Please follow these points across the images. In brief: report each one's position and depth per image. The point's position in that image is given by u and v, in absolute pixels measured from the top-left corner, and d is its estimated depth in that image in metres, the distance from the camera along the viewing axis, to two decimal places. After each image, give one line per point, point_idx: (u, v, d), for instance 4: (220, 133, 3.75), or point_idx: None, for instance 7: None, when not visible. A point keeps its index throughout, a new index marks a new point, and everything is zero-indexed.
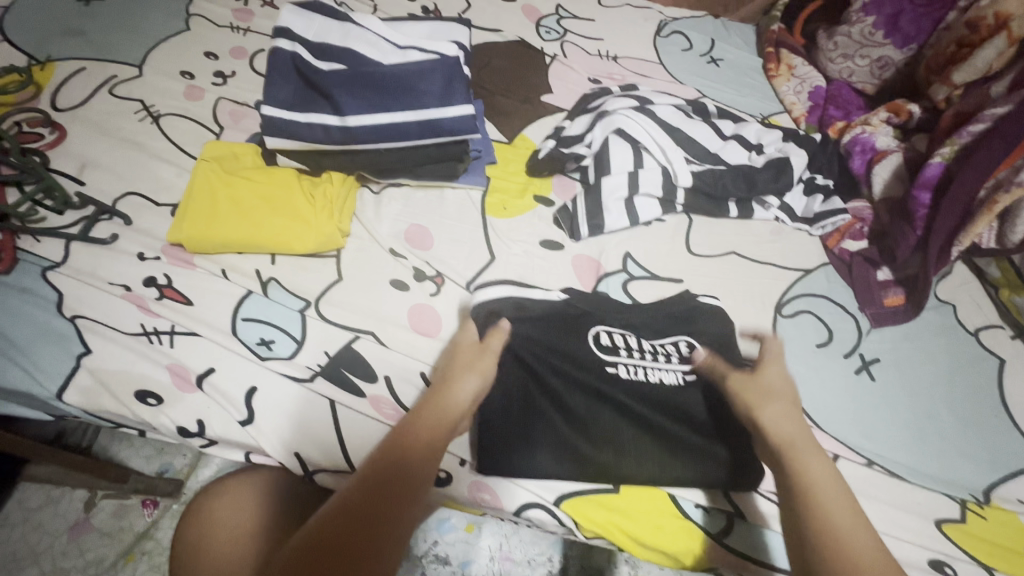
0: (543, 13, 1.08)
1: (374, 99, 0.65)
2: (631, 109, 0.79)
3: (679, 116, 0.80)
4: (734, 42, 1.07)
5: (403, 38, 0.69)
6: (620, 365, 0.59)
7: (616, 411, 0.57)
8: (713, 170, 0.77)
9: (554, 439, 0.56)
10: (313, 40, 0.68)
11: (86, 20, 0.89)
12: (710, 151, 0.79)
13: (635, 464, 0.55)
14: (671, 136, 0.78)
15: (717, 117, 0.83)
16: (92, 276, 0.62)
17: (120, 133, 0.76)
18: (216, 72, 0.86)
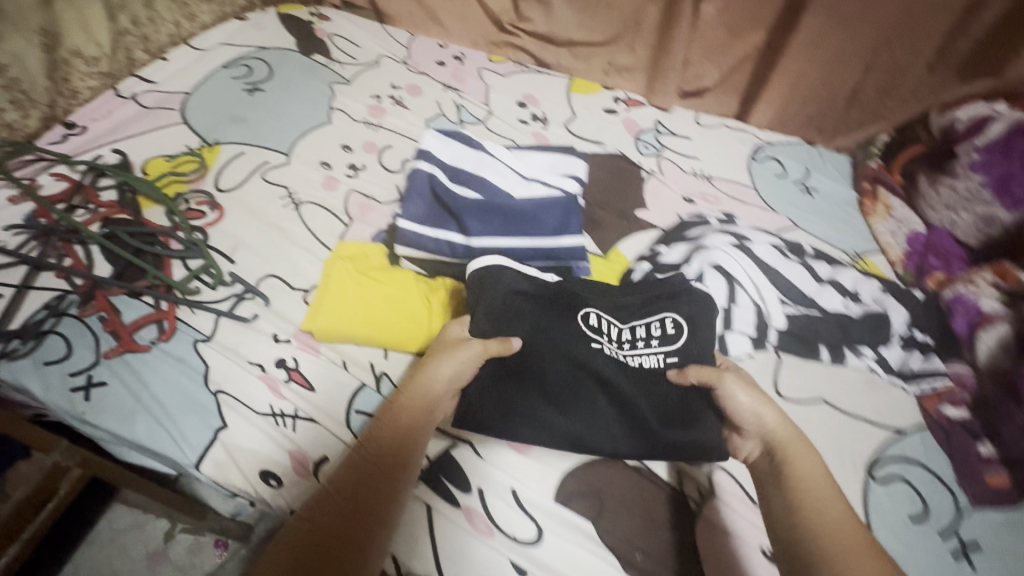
0: (642, 127, 1.16)
1: (498, 224, 0.74)
2: (730, 246, 0.82)
3: (775, 255, 0.83)
4: (829, 174, 1.10)
5: (528, 170, 0.81)
6: (603, 345, 0.66)
7: (597, 382, 0.64)
8: (806, 314, 0.79)
9: (530, 407, 0.63)
10: (449, 162, 0.80)
11: (249, 109, 1.04)
12: (805, 293, 0.81)
13: (602, 437, 0.63)
14: (766, 275, 0.81)
15: (812, 257, 0.85)
16: (234, 352, 0.70)
17: (267, 216, 0.87)
18: (350, 165, 0.98)
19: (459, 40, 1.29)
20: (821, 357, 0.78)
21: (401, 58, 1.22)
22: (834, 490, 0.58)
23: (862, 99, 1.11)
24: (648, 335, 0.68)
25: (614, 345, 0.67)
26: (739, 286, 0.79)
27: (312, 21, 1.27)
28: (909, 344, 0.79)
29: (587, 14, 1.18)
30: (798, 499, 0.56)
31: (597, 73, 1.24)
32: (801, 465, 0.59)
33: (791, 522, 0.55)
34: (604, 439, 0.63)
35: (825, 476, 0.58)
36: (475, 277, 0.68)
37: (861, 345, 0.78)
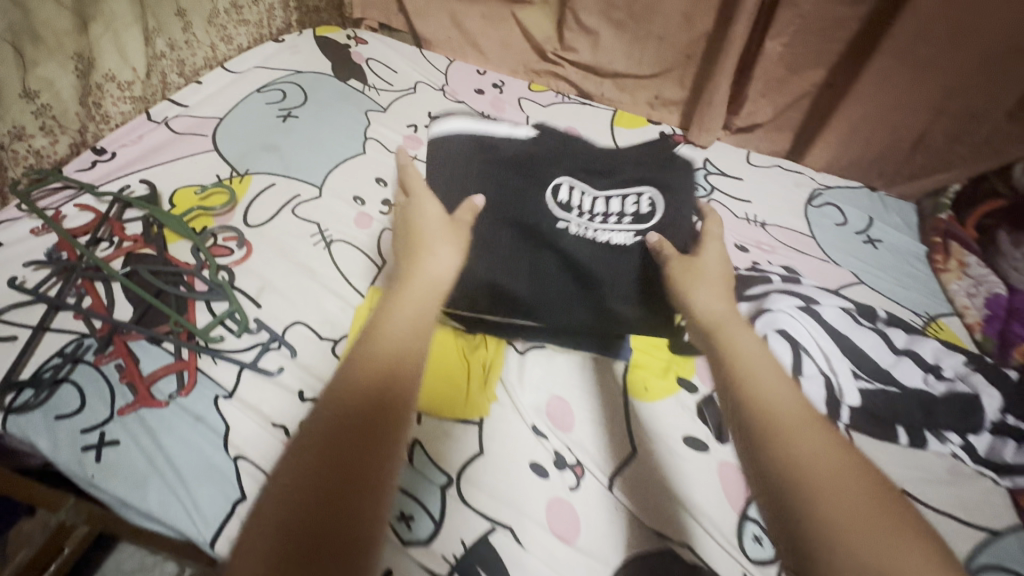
0: (690, 165, 1.09)
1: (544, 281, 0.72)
2: (796, 308, 0.75)
3: (845, 320, 0.75)
4: (894, 223, 1.02)
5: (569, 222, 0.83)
6: (571, 222, 0.73)
7: (553, 254, 0.73)
8: (882, 390, 0.71)
9: (487, 274, 0.70)
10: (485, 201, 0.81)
11: (281, 136, 1.00)
12: (880, 365, 0.73)
13: (555, 313, 0.71)
14: (836, 343, 0.73)
15: (885, 321, 0.78)
16: (257, 410, 0.65)
17: (296, 255, 0.82)
18: (384, 200, 0.93)
19: (497, 66, 1.25)
20: (899, 440, 0.70)
21: (438, 85, 1.18)
22: (788, 391, 0.51)
23: (928, 143, 1.04)
24: (624, 212, 0.74)
25: (584, 220, 0.74)
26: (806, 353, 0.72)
27: (348, 44, 1.24)
28: (1001, 430, 0.70)
29: (636, 45, 1.12)
30: (739, 385, 0.52)
31: (642, 106, 1.18)
32: (748, 366, 0.54)
33: (739, 404, 0.51)
34: (559, 314, 0.71)
35: (763, 351, 0.57)
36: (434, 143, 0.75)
37: (946, 429, 0.70)
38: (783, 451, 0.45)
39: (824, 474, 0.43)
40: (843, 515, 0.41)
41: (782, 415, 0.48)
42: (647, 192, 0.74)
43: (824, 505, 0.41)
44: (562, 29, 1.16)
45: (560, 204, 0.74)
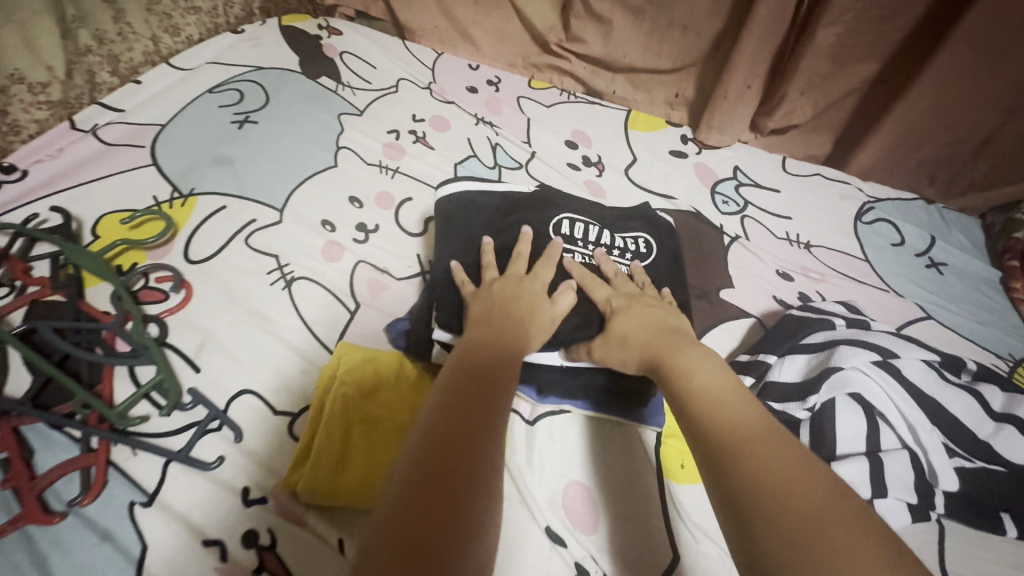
0: (718, 175, 0.94)
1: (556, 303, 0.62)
2: (871, 365, 0.60)
3: (931, 378, 0.61)
4: (957, 242, 0.88)
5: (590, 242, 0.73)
6: (576, 253, 0.67)
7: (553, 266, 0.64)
8: (984, 471, 0.58)
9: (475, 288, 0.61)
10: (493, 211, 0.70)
11: (236, 147, 0.83)
12: (974, 434, 0.59)
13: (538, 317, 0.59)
14: (921, 409, 0.60)
15: (972, 373, 0.64)
16: (187, 520, 0.49)
17: (249, 299, 0.66)
18: (359, 226, 0.77)
19: (493, 60, 1.09)
20: (1006, 533, 0.56)
21: (425, 83, 1.02)
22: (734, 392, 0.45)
23: (994, 147, 0.91)
24: (623, 248, 0.69)
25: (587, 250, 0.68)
26: (885, 414, 0.59)
27: (320, 36, 1.07)
28: None
29: (657, 36, 0.96)
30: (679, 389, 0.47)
31: (660, 106, 1.03)
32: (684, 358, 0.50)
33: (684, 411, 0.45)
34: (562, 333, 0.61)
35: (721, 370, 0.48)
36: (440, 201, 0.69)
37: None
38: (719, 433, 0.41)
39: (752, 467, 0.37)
40: (790, 507, 0.34)
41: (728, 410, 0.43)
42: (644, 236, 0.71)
43: (758, 482, 0.36)
44: (568, 17, 1.00)
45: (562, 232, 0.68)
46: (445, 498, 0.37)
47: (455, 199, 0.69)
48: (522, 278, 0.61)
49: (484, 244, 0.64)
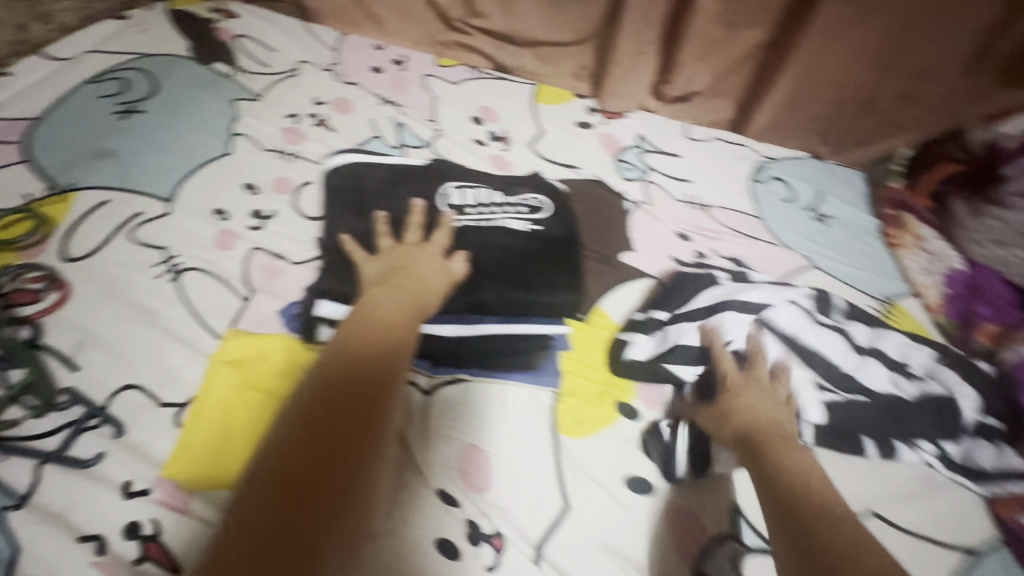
0: (623, 144, 0.96)
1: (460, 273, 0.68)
2: (744, 316, 0.67)
3: (803, 323, 0.67)
4: (843, 194, 0.92)
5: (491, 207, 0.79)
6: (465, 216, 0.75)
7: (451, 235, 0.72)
8: (847, 403, 0.63)
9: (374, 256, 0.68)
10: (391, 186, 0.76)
11: (119, 138, 0.80)
12: (840, 369, 0.64)
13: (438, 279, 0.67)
14: (794, 352, 0.65)
15: (845, 314, 0.69)
16: (62, 520, 0.48)
17: (132, 294, 0.64)
18: (253, 212, 0.75)
19: (399, 38, 1.07)
20: (866, 453, 0.61)
21: (326, 65, 0.99)
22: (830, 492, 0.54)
23: (879, 105, 0.93)
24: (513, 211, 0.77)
25: (478, 207, 0.77)
26: (756, 356, 0.65)
27: (212, 19, 1.02)
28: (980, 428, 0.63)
29: (555, 8, 0.96)
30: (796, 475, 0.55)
31: (567, 78, 1.04)
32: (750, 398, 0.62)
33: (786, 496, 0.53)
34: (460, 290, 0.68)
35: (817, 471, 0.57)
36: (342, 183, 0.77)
37: (915, 435, 0.62)
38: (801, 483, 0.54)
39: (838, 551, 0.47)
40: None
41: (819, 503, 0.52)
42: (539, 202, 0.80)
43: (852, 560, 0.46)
44: None
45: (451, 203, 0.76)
46: (343, 450, 0.44)
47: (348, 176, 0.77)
48: (424, 248, 0.69)
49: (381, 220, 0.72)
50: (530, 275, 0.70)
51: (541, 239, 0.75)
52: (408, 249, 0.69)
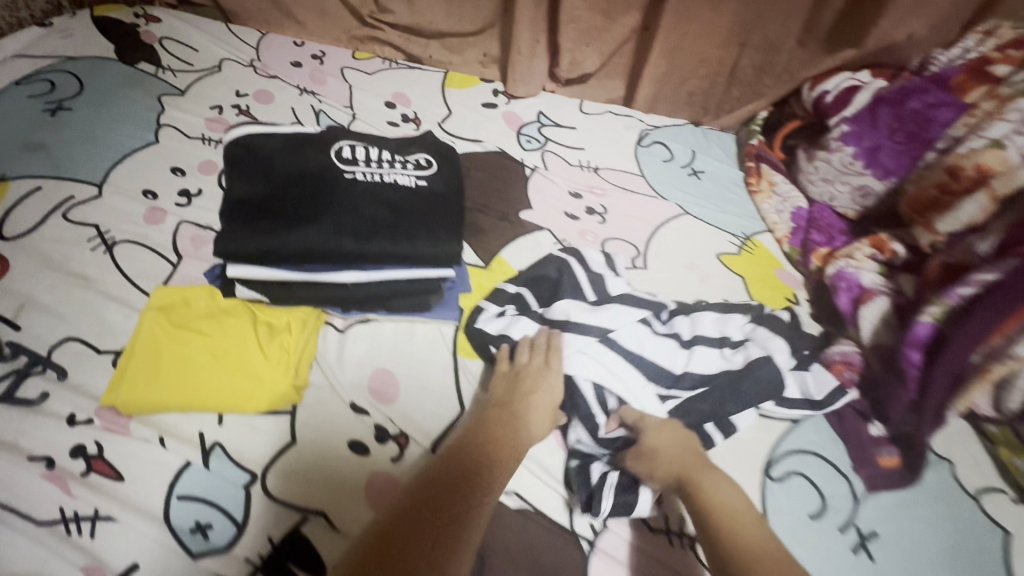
0: (524, 120, 1.08)
1: (342, 226, 0.63)
2: (585, 334, 0.68)
3: (639, 335, 0.69)
4: (715, 154, 1.06)
5: (378, 159, 0.70)
6: (356, 171, 0.68)
7: (338, 189, 0.66)
8: (693, 398, 0.66)
9: (263, 206, 0.64)
10: (270, 145, 0.69)
11: (49, 133, 0.86)
12: (671, 370, 0.67)
13: (322, 237, 0.62)
14: (632, 365, 0.66)
15: (674, 313, 0.73)
16: (13, 446, 0.56)
17: (68, 264, 0.71)
18: (181, 192, 0.83)
19: (318, 37, 1.16)
20: (713, 442, 0.65)
21: (248, 61, 1.08)
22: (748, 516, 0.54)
23: (740, 76, 1.07)
24: (406, 162, 0.71)
25: (371, 166, 0.69)
26: (597, 365, 0.66)
27: (137, 24, 1.09)
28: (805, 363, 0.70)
29: (454, 3, 1.08)
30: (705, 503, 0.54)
31: (473, 65, 1.15)
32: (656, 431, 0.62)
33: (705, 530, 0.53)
34: (343, 243, 0.63)
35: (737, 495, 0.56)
36: (231, 146, 0.68)
37: (752, 406, 0.66)
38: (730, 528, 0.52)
39: None
40: None
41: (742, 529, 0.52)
42: (425, 155, 0.73)
43: None
44: None
45: (343, 157, 0.69)
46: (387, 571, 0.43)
47: (239, 142, 0.69)
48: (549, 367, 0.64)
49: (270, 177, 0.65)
50: (417, 228, 0.65)
51: (431, 191, 0.69)
52: (530, 372, 0.64)
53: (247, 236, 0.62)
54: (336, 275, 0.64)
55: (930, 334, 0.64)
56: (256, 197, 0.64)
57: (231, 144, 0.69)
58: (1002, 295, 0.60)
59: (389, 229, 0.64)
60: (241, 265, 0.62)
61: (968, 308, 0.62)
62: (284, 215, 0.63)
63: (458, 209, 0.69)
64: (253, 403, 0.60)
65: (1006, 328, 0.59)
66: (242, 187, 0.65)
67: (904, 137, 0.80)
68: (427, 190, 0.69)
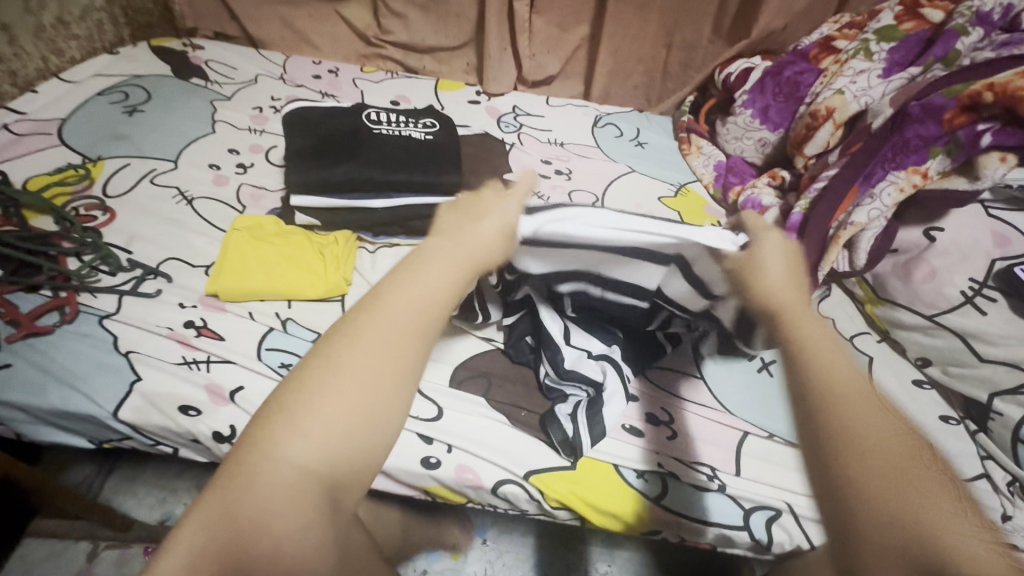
0: (502, 111, 1.35)
1: (375, 163, 0.87)
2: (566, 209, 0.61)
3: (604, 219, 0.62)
4: (655, 130, 1.34)
5: (396, 122, 0.95)
6: (381, 129, 0.93)
7: (369, 139, 0.90)
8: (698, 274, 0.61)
9: (316, 154, 0.88)
10: (315, 113, 0.93)
11: (130, 127, 1.10)
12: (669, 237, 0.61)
13: (361, 171, 0.86)
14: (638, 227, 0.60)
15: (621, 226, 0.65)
16: (142, 320, 0.76)
17: (160, 213, 0.93)
18: (238, 164, 1.06)
19: (332, 57, 1.44)
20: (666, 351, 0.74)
21: (278, 76, 1.34)
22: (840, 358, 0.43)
23: (670, 71, 1.37)
24: (416, 123, 0.96)
25: (391, 125, 0.94)
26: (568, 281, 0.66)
27: (186, 50, 1.35)
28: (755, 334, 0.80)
29: (441, 24, 1.37)
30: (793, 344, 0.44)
31: (459, 73, 1.43)
32: (757, 263, 0.52)
33: (793, 364, 0.43)
34: (375, 173, 0.86)
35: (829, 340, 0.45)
36: (289, 116, 0.93)
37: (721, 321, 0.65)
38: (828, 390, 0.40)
39: (868, 443, 0.38)
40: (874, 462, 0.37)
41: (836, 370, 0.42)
42: (430, 119, 0.98)
43: (857, 440, 0.38)
44: (379, 18, 1.38)
45: (371, 120, 0.94)
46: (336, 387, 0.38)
47: (294, 113, 0.93)
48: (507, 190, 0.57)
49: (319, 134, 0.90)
50: (429, 165, 0.90)
51: (436, 141, 0.94)
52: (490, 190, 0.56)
53: (307, 173, 0.86)
54: (370, 202, 0.88)
55: (800, 220, 0.90)
56: (310, 148, 0.89)
57: (287, 113, 0.93)
58: (839, 183, 0.86)
59: (408, 165, 0.88)
60: (302, 195, 0.86)
61: (820, 197, 0.89)
62: (334, 160, 0.87)
63: (456, 154, 0.93)
64: (313, 288, 0.81)
65: (846, 206, 0.85)
66: (299, 140, 0.89)
67: (784, 98, 1.09)
68: (433, 141, 0.93)
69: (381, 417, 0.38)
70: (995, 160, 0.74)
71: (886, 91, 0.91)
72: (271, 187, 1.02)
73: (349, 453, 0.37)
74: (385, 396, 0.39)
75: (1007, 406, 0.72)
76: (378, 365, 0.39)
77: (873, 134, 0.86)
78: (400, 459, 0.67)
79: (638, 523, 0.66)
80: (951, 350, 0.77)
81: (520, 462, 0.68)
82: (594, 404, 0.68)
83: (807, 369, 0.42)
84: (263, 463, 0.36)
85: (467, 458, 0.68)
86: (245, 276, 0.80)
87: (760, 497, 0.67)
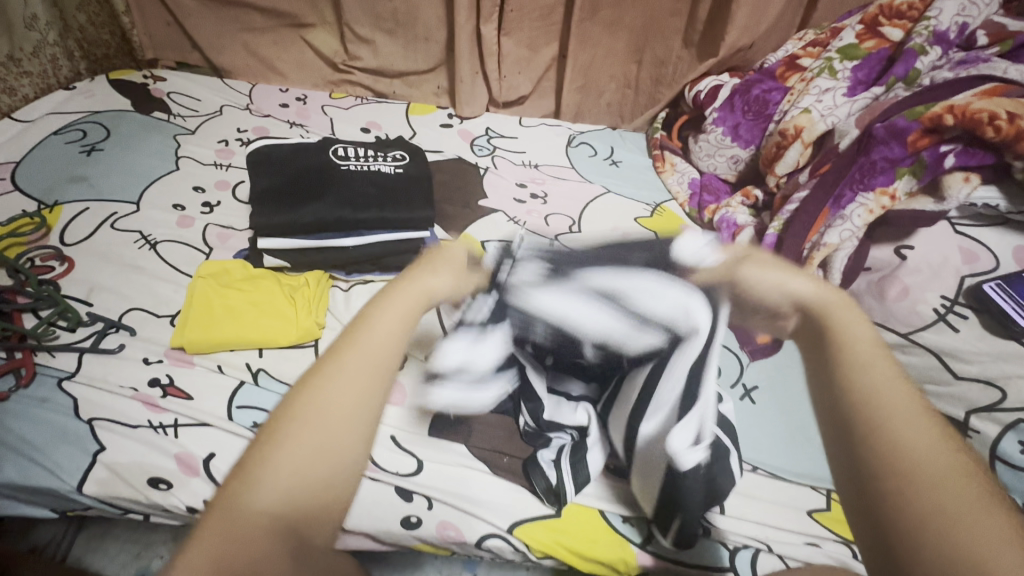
0: (475, 134, 1.33)
1: (343, 202, 0.85)
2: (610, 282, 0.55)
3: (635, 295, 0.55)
4: (629, 147, 1.33)
5: (365, 156, 0.93)
6: (350, 164, 0.91)
7: (337, 176, 0.88)
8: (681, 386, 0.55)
9: (282, 195, 0.86)
10: (281, 151, 0.91)
11: (87, 168, 1.05)
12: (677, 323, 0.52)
13: (329, 211, 0.84)
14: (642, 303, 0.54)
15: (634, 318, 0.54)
16: (103, 381, 0.73)
17: (122, 259, 0.90)
18: (204, 203, 1.03)
19: (299, 84, 1.41)
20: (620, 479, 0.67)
21: (244, 106, 1.31)
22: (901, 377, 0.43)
23: (641, 87, 1.37)
24: (385, 157, 0.94)
25: (359, 160, 0.92)
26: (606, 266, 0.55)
27: (146, 82, 1.31)
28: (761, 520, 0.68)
29: (409, 48, 1.35)
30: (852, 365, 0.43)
31: (430, 96, 1.41)
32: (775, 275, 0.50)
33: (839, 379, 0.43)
34: (343, 213, 0.84)
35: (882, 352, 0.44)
36: (253, 155, 0.90)
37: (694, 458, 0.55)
38: (870, 403, 0.41)
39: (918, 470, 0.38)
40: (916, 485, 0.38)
41: (885, 388, 0.41)
42: (400, 152, 0.96)
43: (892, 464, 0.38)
44: (346, 44, 1.36)
45: (338, 156, 0.92)
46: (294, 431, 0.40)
47: (257, 152, 0.91)
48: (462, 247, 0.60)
49: (285, 175, 0.88)
50: (399, 201, 0.88)
51: (407, 175, 0.92)
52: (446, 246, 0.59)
53: (275, 215, 0.84)
54: (339, 240, 0.85)
55: (774, 241, 0.91)
56: (276, 189, 0.86)
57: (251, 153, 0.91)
58: (810, 206, 0.88)
59: (380, 202, 0.87)
60: (270, 237, 0.84)
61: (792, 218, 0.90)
62: (302, 201, 0.85)
63: (427, 186, 0.91)
64: (286, 336, 0.79)
65: (817, 228, 0.86)
66: (263, 179, 0.87)
67: (754, 116, 1.10)
68: (404, 175, 0.91)
69: (335, 454, 0.40)
70: (959, 180, 0.77)
71: (851, 110, 0.92)
72: (239, 226, 0.99)
73: (305, 494, 0.39)
74: (337, 437, 0.40)
75: (982, 423, 0.69)
76: (329, 409, 0.41)
77: (841, 155, 0.88)
78: (377, 520, 0.65)
79: (626, 569, 0.65)
80: (926, 368, 0.76)
81: (505, 514, 0.67)
82: (577, 449, 0.65)
83: (863, 392, 0.42)
84: (226, 511, 0.38)
85: (449, 512, 0.66)
86: (212, 328, 0.77)
87: (743, 536, 0.66)
